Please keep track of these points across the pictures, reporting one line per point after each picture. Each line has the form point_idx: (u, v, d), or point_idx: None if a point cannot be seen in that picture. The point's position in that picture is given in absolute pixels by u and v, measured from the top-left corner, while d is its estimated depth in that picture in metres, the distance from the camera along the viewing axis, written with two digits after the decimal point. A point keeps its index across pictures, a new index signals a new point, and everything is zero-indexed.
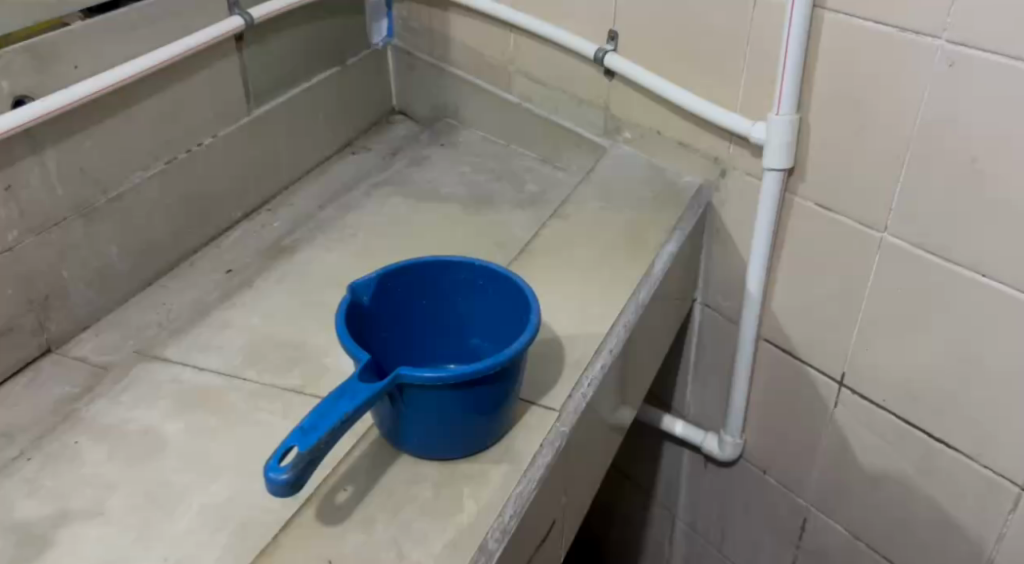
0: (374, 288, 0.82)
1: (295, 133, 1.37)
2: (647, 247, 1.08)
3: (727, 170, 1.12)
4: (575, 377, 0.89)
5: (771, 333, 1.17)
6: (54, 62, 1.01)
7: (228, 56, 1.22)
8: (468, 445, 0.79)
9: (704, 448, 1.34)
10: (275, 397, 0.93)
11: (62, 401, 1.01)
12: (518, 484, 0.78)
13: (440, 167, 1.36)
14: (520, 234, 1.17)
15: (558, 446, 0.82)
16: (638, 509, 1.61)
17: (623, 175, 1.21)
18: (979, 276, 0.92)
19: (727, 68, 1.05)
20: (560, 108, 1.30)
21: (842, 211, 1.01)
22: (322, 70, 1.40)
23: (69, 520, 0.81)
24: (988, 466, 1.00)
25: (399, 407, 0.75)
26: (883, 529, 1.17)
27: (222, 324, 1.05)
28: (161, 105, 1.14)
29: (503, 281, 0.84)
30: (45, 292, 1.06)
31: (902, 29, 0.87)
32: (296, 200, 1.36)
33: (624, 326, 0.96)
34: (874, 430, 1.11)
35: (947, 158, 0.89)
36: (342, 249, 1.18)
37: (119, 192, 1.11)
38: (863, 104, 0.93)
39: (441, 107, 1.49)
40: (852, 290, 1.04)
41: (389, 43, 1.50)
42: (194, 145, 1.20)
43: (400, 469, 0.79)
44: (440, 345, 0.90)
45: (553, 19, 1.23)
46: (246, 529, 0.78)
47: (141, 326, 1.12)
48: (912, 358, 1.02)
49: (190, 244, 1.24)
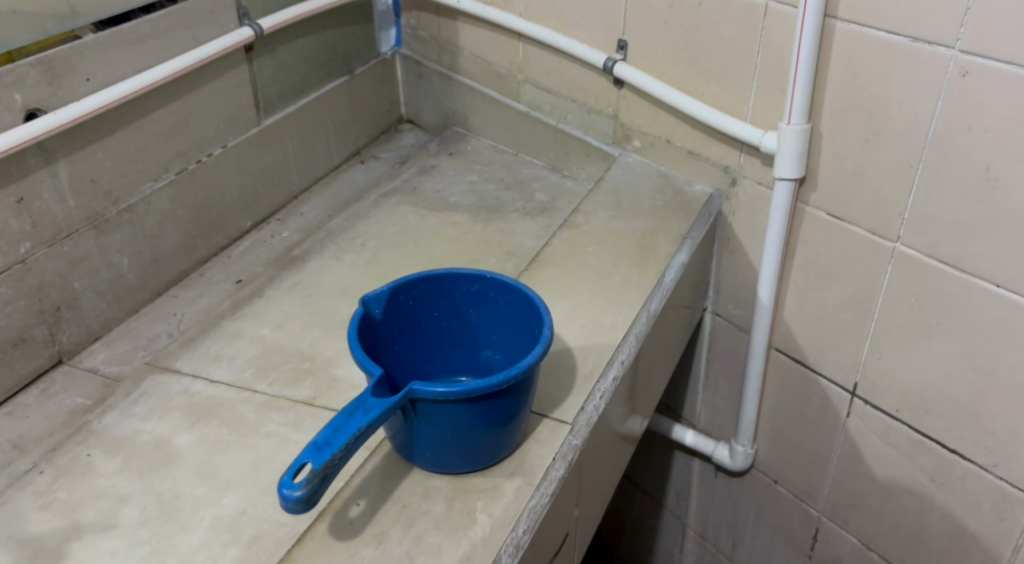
0: (386, 301, 0.81)
1: (304, 143, 1.37)
2: (657, 257, 1.08)
3: (737, 179, 1.12)
4: (587, 389, 0.88)
5: (783, 342, 1.16)
6: (67, 75, 1.01)
7: (238, 67, 1.23)
8: (481, 459, 0.79)
9: (715, 458, 1.34)
10: (286, 409, 0.93)
11: (75, 412, 1.03)
12: (530, 498, 0.77)
13: (449, 177, 1.36)
14: (530, 244, 1.17)
15: (570, 459, 0.82)
16: (648, 518, 1.61)
17: (632, 184, 1.21)
18: (995, 286, 0.91)
19: (738, 77, 1.05)
20: (569, 117, 1.30)
21: (854, 220, 1.00)
22: (331, 79, 1.41)
23: (81, 532, 0.81)
24: (1002, 477, 0.99)
25: (411, 421, 0.75)
26: (897, 540, 1.17)
27: (233, 334, 1.05)
28: (172, 116, 1.14)
29: (515, 293, 0.84)
30: (56, 303, 1.07)
31: (915, 39, 0.87)
32: (306, 210, 1.36)
33: (635, 337, 0.96)
34: (887, 440, 1.10)
35: (961, 168, 0.89)
36: (352, 258, 1.18)
37: (130, 203, 1.12)
38: (876, 114, 0.93)
39: (450, 116, 1.49)
40: (865, 299, 1.04)
41: (397, 52, 1.51)
42: (204, 156, 1.20)
43: (413, 482, 0.79)
44: (453, 357, 0.90)
45: (562, 28, 1.22)
46: (258, 543, 0.78)
47: (152, 337, 1.13)
48: (925, 368, 1.01)
49: (201, 254, 1.24)
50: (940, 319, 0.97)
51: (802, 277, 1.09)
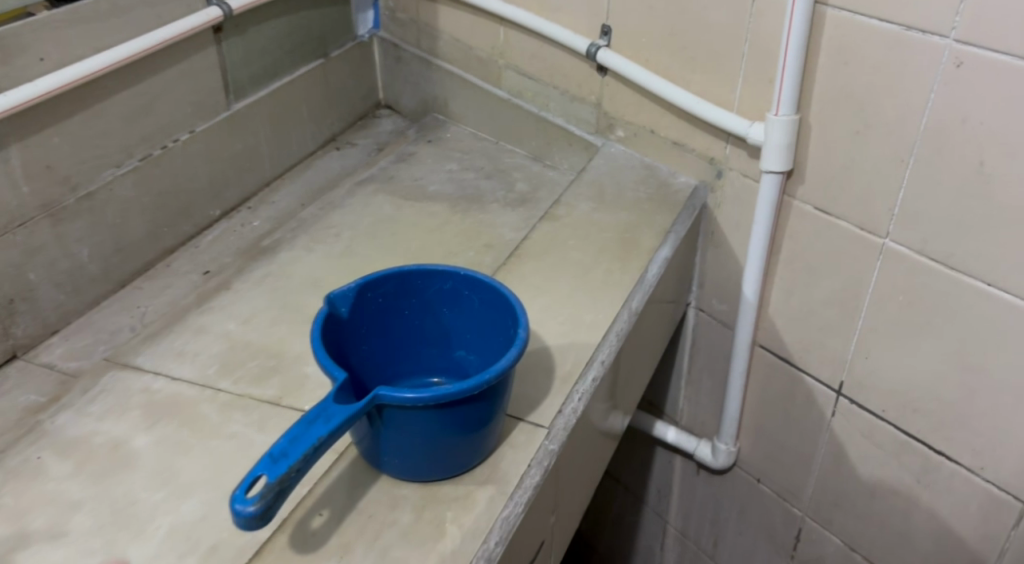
0: (353, 299, 0.77)
1: (276, 128, 1.32)
2: (640, 251, 1.04)
3: (723, 171, 1.08)
4: (565, 390, 0.85)
5: (767, 339, 1.13)
6: (19, 54, 0.96)
7: (206, 49, 1.17)
8: (451, 466, 0.75)
9: (697, 455, 1.31)
10: (251, 409, 0.89)
11: (29, 410, 0.98)
12: (504, 508, 0.74)
13: (427, 165, 1.31)
14: (510, 236, 1.13)
15: (547, 465, 0.78)
16: (629, 515, 1.58)
17: (615, 175, 1.17)
18: (985, 285, 0.88)
19: (724, 65, 1.01)
20: (551, 104, 1.26)
21: (843, 215, 0.97)
22: (305, 62, 1.36)
23: (28, 542, 0.77)
24: (989, 479, 0.97)
25: (377, 427, 0.71)
26: (881, 541, 1.14)
27: (198, 329, 1.00)
28: (134, 99, 1.09)
29: (490, 290, 0.80)
30: (10, 296, 1.02)
31: (908, 27, 0.83)
32: (279, 198, 1.31)
33: (616, 336, 0.92)
34: (873, 440, 1.07)
35: (954, 163, 0.85)
36: (324, 249, 1.13)
37: (90, 190, 1.07)
38: (866, 104, 0.89)
39: (428, 101, 1.44)
40: (852, 297, 1.01)
41: (375, 34, 1.46)
42: (169, 142, 1.15)
43: (380, 489, 0.75)
44: (424, 356, 0.86)
45: (545, 12, 1.18)
46: (217, 552, 0.74)
47: (114, 330, 1.08)
48: (911, 367, 0.99)
49: (167, 243, 1.19)
50: (928, 318, 0.94)
51: (788, 273, 1.06)
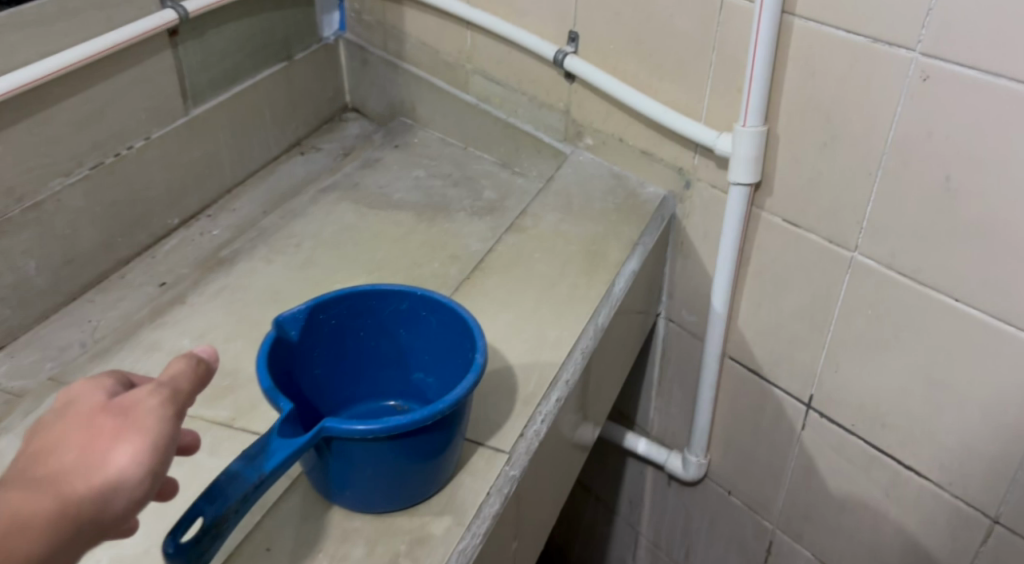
0: (303, 321, 0.74)
1: (237, 133, 1.29)
2: (607, 264, 1.02)
3: (691, 181, 1.06)
4: (527, 412, 0.82)
5: (737, 351, 1.12)
6: None
7: (161, 53, 1.13)
8: (404, 498, 0.72)
9: (668, 467, 1.29)
10: (202, 431, 0.85)
11: None
12: (460, 539, 0.71)
13: (393, 171, 1.28)
14: (476, 246, 1.10)
15: (507, 492, 0.76)
16: (601, 524, 1.56)
17: (584, 184, 1.15)
18: (953, 300, 0.87)
19: (692, 74, 0.99)
20: (519, 110, 1.24)
21: (812, 228, 0.95)
22: (267, 65, 1.32)
23: None
24: (957, 495, 0.96)
25: (327, 458, 0.68)
26: (850, 554, 1.13)
27: (150, 346, 0.97)
28: (84, 105, 1.05)
29: (448, 311, 0.77)
30: None
31: (876, 39, 0.81)
32: (240, 206, 1.28)
33: (581, 353, 0.90)
34: (843, 454, 1.06)
35: (922, 177, 0.84)
36: (284, 261, 1.10)
37: (36, 200, 1.03)
38: (834, 116, 0.87)
39: (396, 105, 1.41)
40: (821, 311, 0.99)
41: (340, 36, 1.42)
42: (123, 149, 1.11)
43: (332, 521, 0.73)
44: (381, 378, 0.83)
45: (512, 17, 1.15)
46: None
47: (63, 346, 1.04)
48: (881, 381, 0.97)
49: (121, 254, 1.15)
50: (897, 332, 0.93)
51: (757, 285, 1.04)
